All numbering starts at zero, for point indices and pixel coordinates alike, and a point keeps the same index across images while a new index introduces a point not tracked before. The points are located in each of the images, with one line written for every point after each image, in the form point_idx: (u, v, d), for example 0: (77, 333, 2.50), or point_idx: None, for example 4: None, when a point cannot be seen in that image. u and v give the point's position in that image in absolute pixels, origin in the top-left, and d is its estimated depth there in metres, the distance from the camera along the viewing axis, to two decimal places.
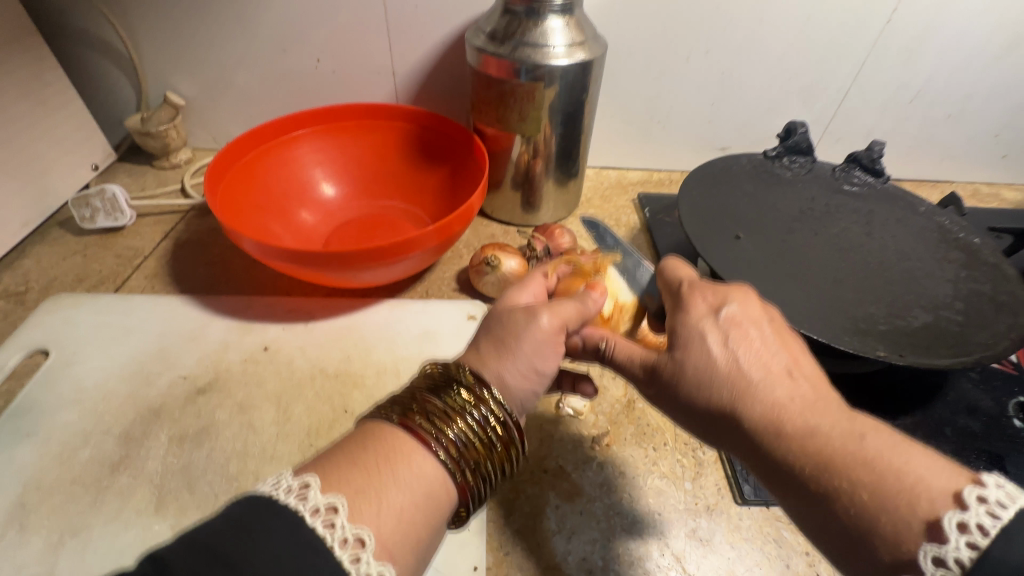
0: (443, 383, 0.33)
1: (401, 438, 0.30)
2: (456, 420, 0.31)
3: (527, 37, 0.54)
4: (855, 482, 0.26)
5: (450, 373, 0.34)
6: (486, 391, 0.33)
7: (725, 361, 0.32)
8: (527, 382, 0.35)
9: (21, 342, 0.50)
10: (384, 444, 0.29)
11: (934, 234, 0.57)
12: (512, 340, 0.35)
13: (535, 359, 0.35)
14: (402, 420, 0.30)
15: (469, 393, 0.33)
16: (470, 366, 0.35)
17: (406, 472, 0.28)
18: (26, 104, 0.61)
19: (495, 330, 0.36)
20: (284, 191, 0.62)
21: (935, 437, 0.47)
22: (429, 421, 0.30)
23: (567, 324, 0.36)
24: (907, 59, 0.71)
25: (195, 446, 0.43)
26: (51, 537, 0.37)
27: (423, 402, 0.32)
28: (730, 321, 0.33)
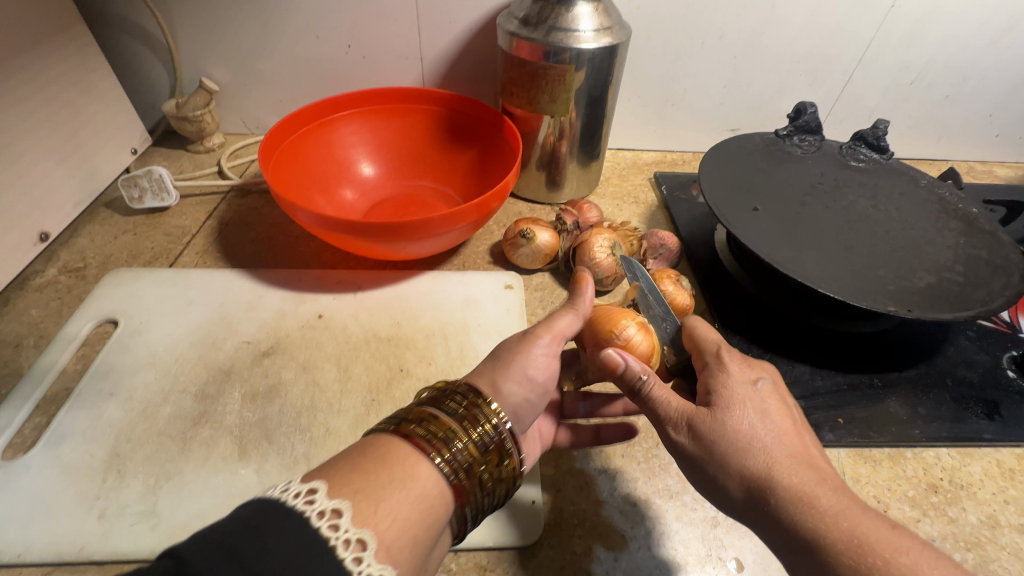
0: (440, 395, 0.36)
1: (400, 444, 0.31)
2: (451, 426, 0.33)
3: (559, 22, 0.58)
4: (876, 563, 0.28)
5: (444, 393, 0.36)
6: (476, 403, 0.35)
7: (759, 426, 0.35)
8: (525, 390, 0.39)
9: (89, 312, 0.53)
10: (384, 449, 0.31)
11: (934, 205, 0.62)
12: (511, 355, 0.40)
13: (528, 368, 0.39)
14: (399, 428, 0.32)
15: (463, 400, 0.36)
16: (464, 386, 0.37)
17: (403, 472, 0.30)
18: (74, 89, 0.63)
19: (495, 353, 0.41)
20: (325, 170, 0.65)
21: (937, 386, 0.52)
22: (424, 428, 0.32)
23: (563, 336, 0.42)
24: (908, 43, 0.75)
25: (267, 402, 0.46)
26: (147, 481, 0.41)
27: (418, 414, 0.34)
28: (767, 396, 0.37)
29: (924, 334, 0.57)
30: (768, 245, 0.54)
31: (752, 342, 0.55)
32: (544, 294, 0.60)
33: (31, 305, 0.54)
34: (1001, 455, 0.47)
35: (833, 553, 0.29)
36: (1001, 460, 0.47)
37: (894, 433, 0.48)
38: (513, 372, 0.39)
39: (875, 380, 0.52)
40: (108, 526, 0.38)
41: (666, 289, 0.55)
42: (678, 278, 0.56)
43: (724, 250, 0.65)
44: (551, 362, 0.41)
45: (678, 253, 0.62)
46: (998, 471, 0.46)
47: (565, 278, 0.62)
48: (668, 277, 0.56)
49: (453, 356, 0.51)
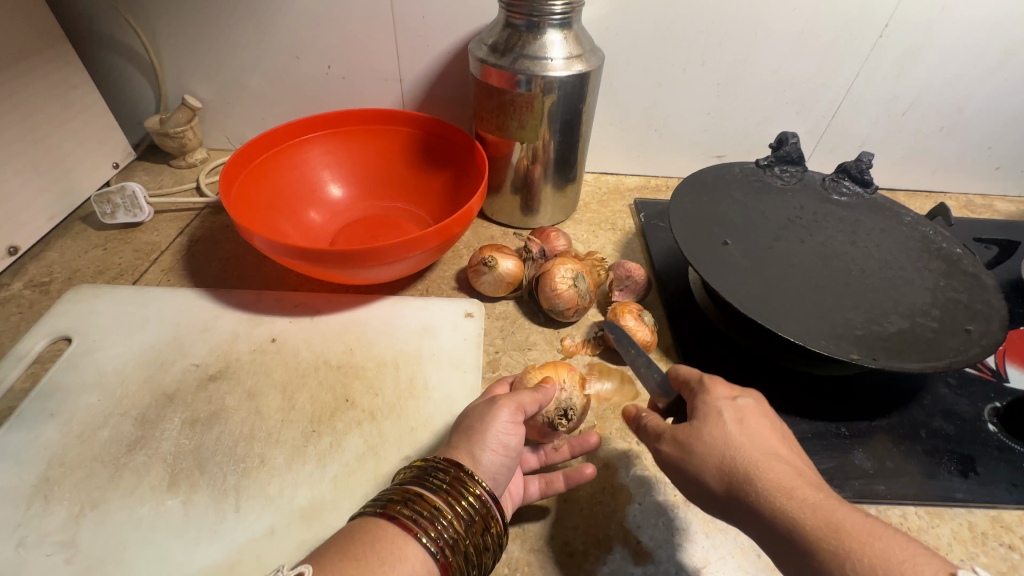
0: (423, 472, 0.36)
1: (387, 525, 0.32)
2: (436, 503, 0.33)
3: (527, 50, 0.57)
4: (853, 551, 0.28)
5: (427, 466, 0.36)
6: (461, 474, 0.35)
7: (734, 432, 0.35)
8: (502, 456, 0.38)
9: (45, 329, 0.53)
10: (371, 532, 0.31)
11: (917, 243, 0.59)
12: (478, 426, 0.39)
13: (501, 435, 0.38)
14: (385, 509, 0.33)
15: (445, 475, 0.35)
16: (446, 457, 0.37)
17: (391, 555, 0.30)
18: (55, 106, 0.64)
19: (464, 425, 0.40)
20: (295, 191, 0.65)
21: (908, 438, 0.49)
22: (409, 507, 0.33)
23: (523, 406, 0.40)
24: (899, 73, 0.72)
25: (206, 429, 0.46)
26: (73, 509, 0.40)
27: (402, 491, 0.34)
28: (744, 408, 0.37)
29: (900, 380, 0.54)
30: (733, 283, 0.52)
31: None
32: (505, 323, 0.59)
33: None
34: (973, 517, 0.44)
35: (814, 545, 0.29)
36: (973, 523, 0.44)
37: (858, 487, 0.45)
38: (482, 443, 0.38)
39: (843, 429, 0.49)
40: (25, 555, 0.37)
41: (627, 324, 0.54)
42: (640, 312, 0.55)
43: (696, 283, 0.63)
44: (519, 426, 0.39)
45: (646, 285, 0.60)
46: (969, 535, 0.43)
47: (529, 307, 0.60)
48: (630, 312, 0.55)
49: (402, 387, 0.50)
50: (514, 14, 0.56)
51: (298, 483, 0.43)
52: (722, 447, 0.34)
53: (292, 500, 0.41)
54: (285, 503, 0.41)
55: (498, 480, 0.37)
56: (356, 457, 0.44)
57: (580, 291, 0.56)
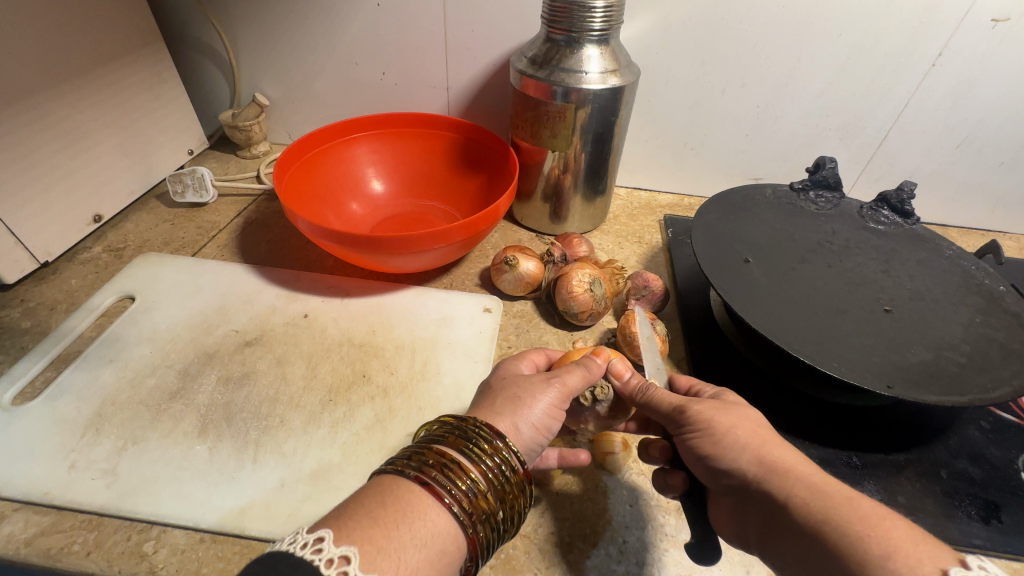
0: (461, 435, 0.35)
1: (419, 490, 0.31)
2: (472, 474, 0.33)
3: (564, 63, 0.60)
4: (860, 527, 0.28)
5: (467, 430, 0.36)
6: (502, 446, 0.35)
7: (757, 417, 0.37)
8: (539, 436, 0.39)
9: (114, 287, 0.60)
10: (405, 497, 0.31)
11: (956, 277, 0.56)
12: (524, 398, 0.39)
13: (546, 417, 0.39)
14: (419, 473, 0.32)
15: (484, 443, 0.35)
16: (489, 424, 0.36)
17: (422, 528, 0.30)
18: (147, 96, 0.73)
19: (509, 392, 0.40)
20: (340, 184, 0.71)
21: (926, 475, 0.47)
22: (445, 476, 0.32)
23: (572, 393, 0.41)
24: (953, 104, 0.70)
25: (237, 387, 0.50)
26: (118, 442, 0.45)
27: (439, 458, 0.33)
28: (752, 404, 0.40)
29: (926, 416, 0.52)
30: (749, 301, 0.52)
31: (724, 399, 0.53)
32: (521, 321, 0.61)
33: (73, 276, 0.63)
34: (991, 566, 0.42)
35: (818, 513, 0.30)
36: None
37: None
38: (524, 417, 0.38)
39: (854, 458, 0.48)
40: (74, 476, 0.43)
41: (638, 331, 0.54)
42: (652, 321, 0.56)
43: (716, 301, 0.63)
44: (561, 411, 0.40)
45: (663, 297, 0.60)
46: None
47: (546, 309, 0.62)
48: (642, 319, 0.55)
49: (415, 370, 0.53)
50: (555, 29, 0.60)
51: (311, 444, 0.46)
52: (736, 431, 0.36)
53: (303, 459, 0.45)
54: (296, 461, 0.45)
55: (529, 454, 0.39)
56: (365, 428, 0.48)
57: (595, 296, 0.57)
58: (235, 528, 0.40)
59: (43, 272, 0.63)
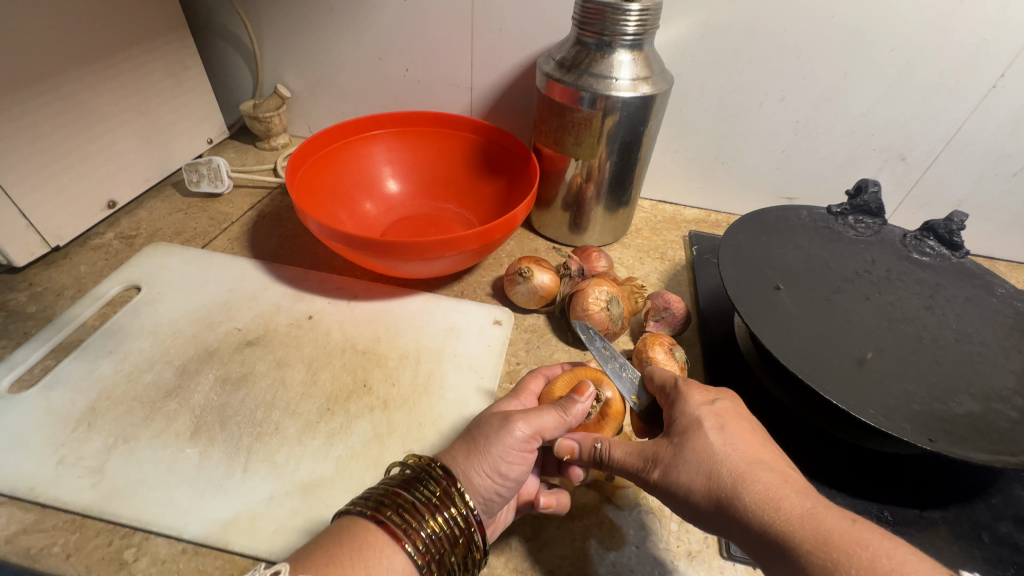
0: (414, 478, 0.36)
1: (376, 530, 0.33)
2: (424, 514, 0.34)
3: (593, 68, 0.57)
4: None
5: (421, 468, 0.37)
6: (451, 487, 0.36)
7: (721, 449, 0.34)
8: (495, 482, 0.37)
9: (121, 277, 0.59)
10: (361, 537, 0.32)
11: (1008, 319, 0.52)
12: (480, 443, 0.38)
13: (502, 462, 0.37)
14: (376, 512, 0.33)
15: (435, 485, 0.36)
16: (442, 463, 0.37)
17: (378, 566, 0.31)
18: (168, 82, 0.72)
19: (473, 432, 0.39)
20: (355, 182, 0.69)
21: (966, 538, 0.43)
22: (399, 516, 0.33)
23: (541, 431, 0.38)
24: (1014, 129, 0.64)
25: (234, 389, 0.48)
26: (109, 440, 0.44)
27: (394, 496, 0.35)
28: (723, 411, 0.37)
29: (967, 470, 0.48)
30: (778, 333, 0.48)
31: None
32: (532, 336, 0.58)
33: (83, 261, 0.62)
34: None
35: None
36: None
37: None
38: (479, 463, 0.37)
39: (886, 513, 0.44)
40: (61, 472, 0.41)
41: (655, 356, 0.51)
42: (672, 347, 0.52)
43: (740, 327, 0.59)
44: (525, 456, 0.38)
45: (684, 320, 0.57)
46: None
47: (559, 324, 0.59)
48: (661, 344, 0.52)
49: (418, 381, 0.51)
50: (586, 32, 0.57)
51: (304, 455, 0.44)
52: (705, 460, 0.34)
53: (293, 471, 0.43)
54: (287, 472, 0.43)
55: (488, 504, 0.37)
56: (362, 442, 0.45)
57: (612, 315, 0.54)
58: (218, 542, 0.38)
59: (54, 255, 0.63)
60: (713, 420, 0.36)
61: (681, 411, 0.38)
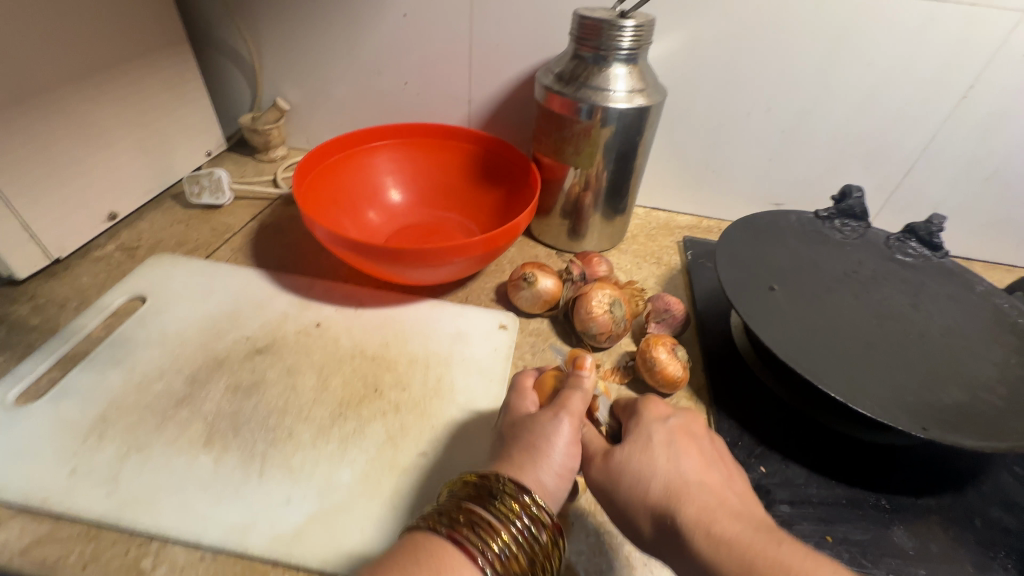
0: (485, 493, 0.36)
1: (453, 552, 0.32)
2: (500, 533, 0.33)
3: (592, 81, 0.59)
4: None
5: (491, 483, 0.36)
6: (528, 500, 0.35)
7: (666, 464, 0.37)
8: (564, 478, 0.38)
9: (126, 288, 0.59)
10: (439, 560, 0.32)
11: (987, 314, 0.55)
12: (541, 444, 0.38)
13: (567, 459, 0.38)
14: (451, 533, 0.33)
15: (511, 501, 0.35)
16: (509, 476, 0.37)
17: None
18: (169, 96, 0.73)
19: (522, 436, 0.40)
20: (358, 192, 0.70)
21: (959, 523, 0.45)
22: (476, 536, 0.33)
23: (583, 419, 0.40)
24: (983, 137, 0.68)
25: (245, 396, 0.49)
26: (120, 449, 0.44)
27: (469, 515, 0.34)
28: (675, 429, 0.40)
29: (956, 460, 0.50)
30: (776, 331, 0.50)
31: (745, 430, 0.51)
32: (537, 339, 0.59)
33: (84, 273, 0.62)
34: None
35: None
36: None
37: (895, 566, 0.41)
38: (546, 464, 0.37)
39: (883, 501, 0.46)
40: (73, 482, 0.41)
41: (658, 356, 0.52)
42: (674, 347, 0.54)
43: (737, 327, 0.61)
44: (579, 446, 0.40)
45: (684, 321, 0.59)
46: None
47: (562, 328, 0.61)
48: (663, 344, 0.54)
49: (428, 386, 0.52)
50: (583, 46, 0.59)
51: (319, 460, 0.44)
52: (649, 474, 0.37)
53: (310, 475, 0.43)
54: (304, 476, 0.43)
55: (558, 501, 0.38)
56: (376, 445, 0.46)
57: (614, 317, 0.56)
58: (239, 547, 0.38)
59: (54, 268, 0.62)
60: (663, 435, 0.39)
61: (638, 423, 0.41)
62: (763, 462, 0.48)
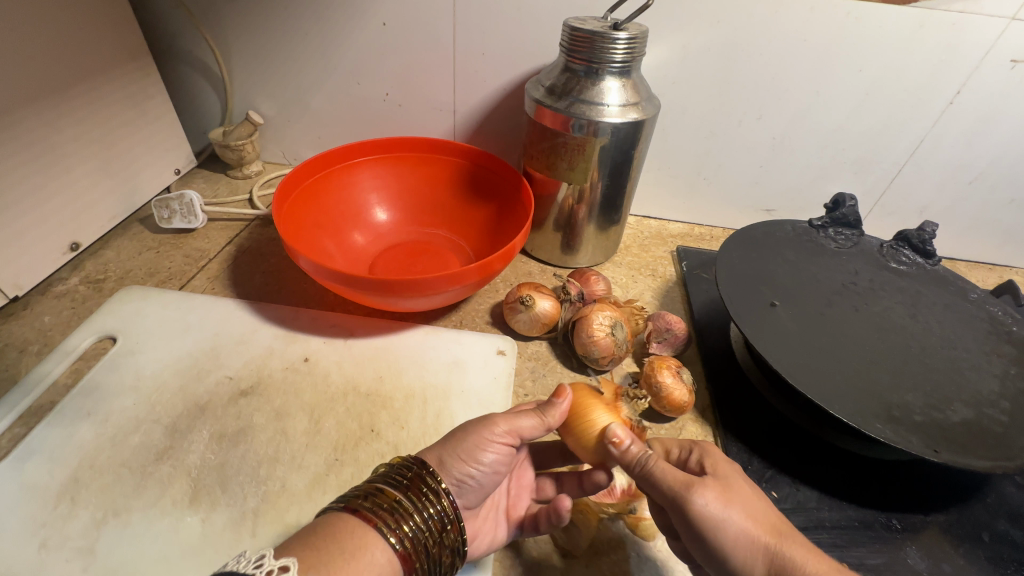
0: (389, 468, 0.37)
1: (348, 516, 0.33)
2: (397, 498, 0.34)
3: (584, 95, 0.57)
4: None
5: (394, 461, 0.38)
6: (424, 472, 0.37)
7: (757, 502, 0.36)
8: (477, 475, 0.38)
9: (93, 327, 0.54)
10: (334, 526, 0.32)
11: (982, 323, 0.55)
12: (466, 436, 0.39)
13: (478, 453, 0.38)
14: (349, 503, 0.34)
15: (408, 471, 0.37)
16: (412, 456, 0.38)
17: (354, 545, 0.31)
18: (132, 114, 0.68)
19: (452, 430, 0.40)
20: (342, 212, 0.67)
21: (968, 539, 0.45)
22: (370, 500, 0.34)
23: (522, 435, 0.40)
24: (969, 141, 0.69)
25: (232, 445, 0.46)
26: (96, 515, 0.40)
27: (366, 486, 0.35)
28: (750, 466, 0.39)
29: (959, 473, 0.50)
30: (782, 351, 0.49)
31: (754, 453, 0.50)
32: (537, 364, 0.57)
33: (46, 312, 0.57)
34: None
35: None
36: None
37: None
38: (468, 454, 0.38)
39: (894, 521, 0.46)
40: (45, 557, 0.38)
41: (664, 381, 0.51)
42: (679, 369, 0.53)
43: (738, 342, 0.60)
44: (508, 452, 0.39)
45: (685, 340, 0.58)
46: None
47: (562, 350, 0.59)
48: (668, 367, 0.52)
49: (428, 423, 0.49)
50: (574, 59, 0.57)
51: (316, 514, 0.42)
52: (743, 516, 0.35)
53: None
54: None
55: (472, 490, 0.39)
56: None
57: (617, 340, 0.54)
58: None
59: (12, 307, 0.58)
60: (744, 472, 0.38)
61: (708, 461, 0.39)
62: (774, 486, 0.48)
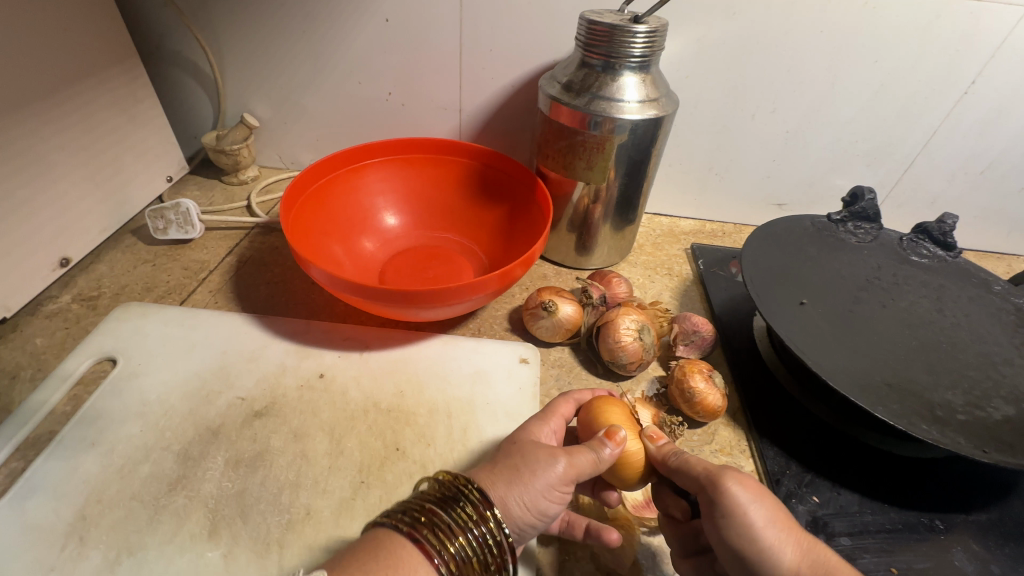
0: (449, 497, 0.35)
1: (409, 547, 0.31)
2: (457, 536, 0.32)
3: (603, 91, 0.55)
4: None
5: (457, 489, 0.35)
6: (489, 511, 0.34)
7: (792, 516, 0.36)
8: (533, 515, 0.35)
9: (90, 349, 0.51)
10: (394, 554, 0.31)
11: (1010, 316, 0.55)
12: (526, 471, 0.36)
13: (541, 498, 0.35)
14: (411, 530, 0.32)
15: (472, 507, 0.34)
16: (478, 484, 0.36)
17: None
18: (121, 119, 0.64)
19: (512, 460, 0.37)
20: (349, 218, 0.64)
21: (1012, 538, 0.44)
22: (434, 533, 0.32)
23: (579, 475, 0.37)
24: (981, 131, 0.69)
25: (250, 471, 0.43)
26: (109, 554, 0.37)
27: (432, 514, 0.33)
28: None
29: (994, 469, 0.50)
30: (816, 352, 0.48)
31: (790, 457, 0.49)
32: (561, 371, 0.55)
33: (38, 333, 0.54)
34: None
35: None
36: None
37: None
38: (526, 490, 0.35)
39: (937, 522, 0.45)
40: None
41: (697, 386, 0.50)
42: (711, 373, 0.51)
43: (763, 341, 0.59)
44: (564, 496, 0.37)
45: (713, 342, 0.56)
46: None
47: (586, 356, 0.57)
48: (700, 371, 0.51)
49: (454, 439, 0.47)
50: (591, 54, 0.55)
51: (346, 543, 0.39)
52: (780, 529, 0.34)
53: None
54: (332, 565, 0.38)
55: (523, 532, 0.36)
56: None
57: (645, 344, 0.53)
58: None
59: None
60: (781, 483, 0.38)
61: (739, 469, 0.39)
62: (815, 491, 0.46)
